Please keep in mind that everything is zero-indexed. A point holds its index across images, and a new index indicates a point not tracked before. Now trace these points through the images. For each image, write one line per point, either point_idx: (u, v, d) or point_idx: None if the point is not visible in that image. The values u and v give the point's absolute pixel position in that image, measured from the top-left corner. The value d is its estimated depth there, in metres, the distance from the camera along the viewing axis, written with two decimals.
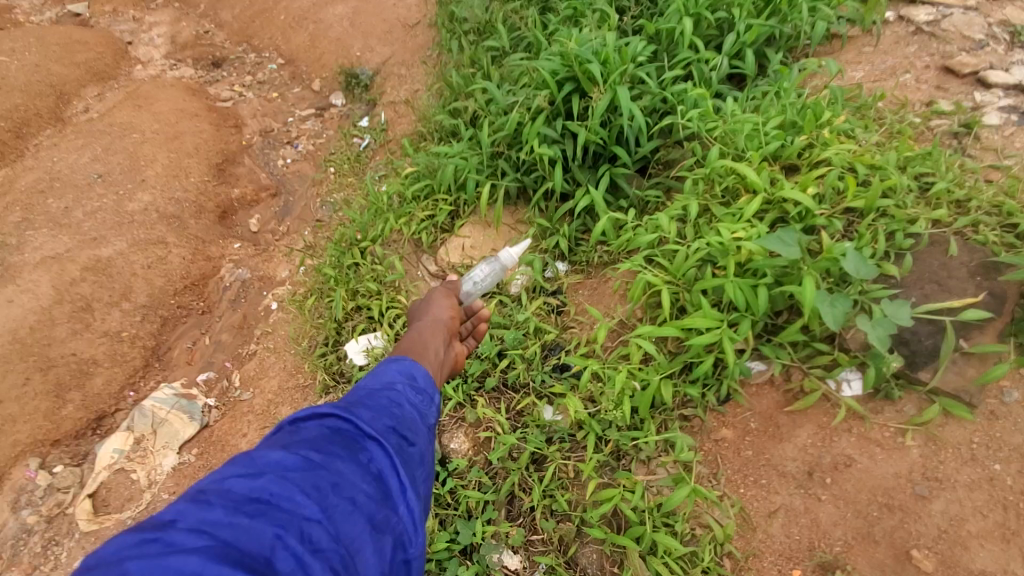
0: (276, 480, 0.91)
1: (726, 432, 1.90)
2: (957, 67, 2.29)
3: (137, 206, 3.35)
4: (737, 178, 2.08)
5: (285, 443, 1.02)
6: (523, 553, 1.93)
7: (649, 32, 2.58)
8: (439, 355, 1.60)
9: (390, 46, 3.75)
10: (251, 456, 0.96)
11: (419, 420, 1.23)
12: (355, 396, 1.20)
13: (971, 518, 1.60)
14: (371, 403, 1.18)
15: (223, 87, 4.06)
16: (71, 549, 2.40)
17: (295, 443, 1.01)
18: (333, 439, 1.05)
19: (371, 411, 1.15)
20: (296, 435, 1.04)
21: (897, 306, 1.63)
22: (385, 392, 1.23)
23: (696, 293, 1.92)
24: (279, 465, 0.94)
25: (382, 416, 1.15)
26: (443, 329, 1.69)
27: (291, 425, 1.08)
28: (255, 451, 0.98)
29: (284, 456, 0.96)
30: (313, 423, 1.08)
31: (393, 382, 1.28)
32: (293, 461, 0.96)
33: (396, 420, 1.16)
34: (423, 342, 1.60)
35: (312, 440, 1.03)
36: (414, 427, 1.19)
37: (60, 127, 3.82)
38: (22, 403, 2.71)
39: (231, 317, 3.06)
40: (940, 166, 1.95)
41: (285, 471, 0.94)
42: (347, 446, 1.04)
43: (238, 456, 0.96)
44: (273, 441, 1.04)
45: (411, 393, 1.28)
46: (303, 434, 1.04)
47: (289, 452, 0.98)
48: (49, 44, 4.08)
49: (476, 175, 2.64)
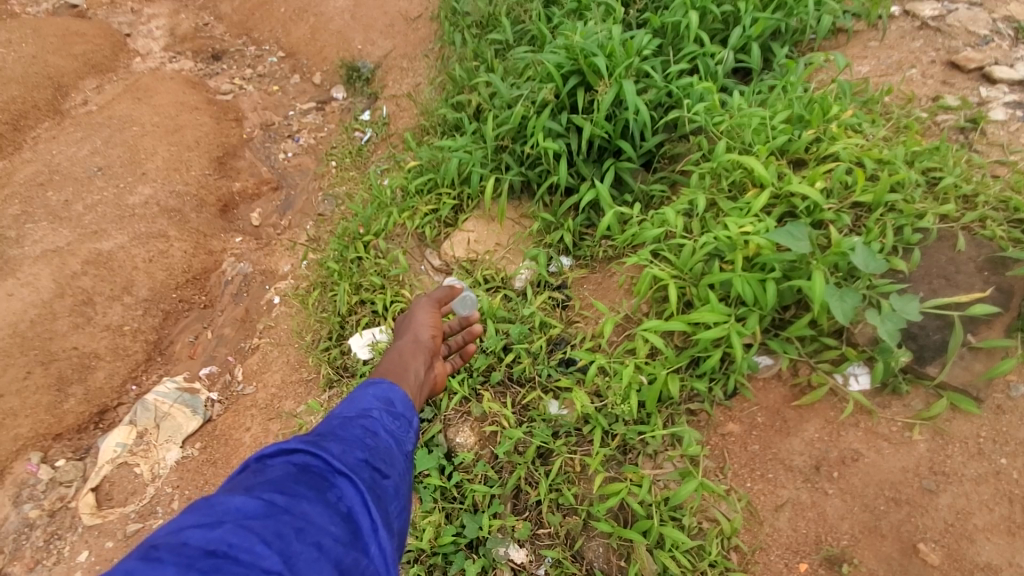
0: (235, 530, 0.86)
1: (733, 426, 1.90)
2: (963, 62, 2.29)
3: (137, 199, 3.32)
4: (744, 172, 2.08)
5: (247, 485, 0.97)
6: (529, 547, 1.94)
7: (654, 26, 2.57)
8: (418, 377, 1.60)
9: (392, 39, 3.73)
10: (210, 502, 0.90)
11: (395, 447, 1.22)
12: (327, 427, 1.17)
13: (977, 512, 1.60)
14: (343, 435, 1.15)
15: (223, 80, 4.03)
16: (73, 544, 2.40)
17: (259, 485, 0.97)
18: (300, 477, 1.00)
19: (342, 445, 1.12)
20: (260, 475, 0.99)
21: (906, 301, 1.63)
22: (360, 421, 1.22)
23: (703, 287, 1.92)
24: (239, 512, 0.89)
25: (353, 450, 1.12)
26: (424, 350, 1.70)
27: (256, 463, 1.04)
28: (215, 496, 0.92)
29: (244, 502, 0.91)
30: (280, 460, 1.03)
31: (369, 409, 1.27)
32: (255, 507, 0.91)
33: (369, 452, 1.14)
34: (403, 363, 1.61)
35: (277, 481, 0.98)
36: (387, 458, 1.17)
37: (58, 119, 3.79)
38: (23, 397, 2.70)
39: (234, 310, 3.06)
40: (947, 162, 1.95)
41: (245, 518, 0.88)
42: (316, 485, 1.00)
43: (197, 503, 0.91)
44: (236, 483, 1.00)
45: (387, 419, 1.28)
46: (268, 474, 0.99)
47: (251, 496, 0.93)
48: (46, 35, 4.04)
49: (480, 169, 2.63)
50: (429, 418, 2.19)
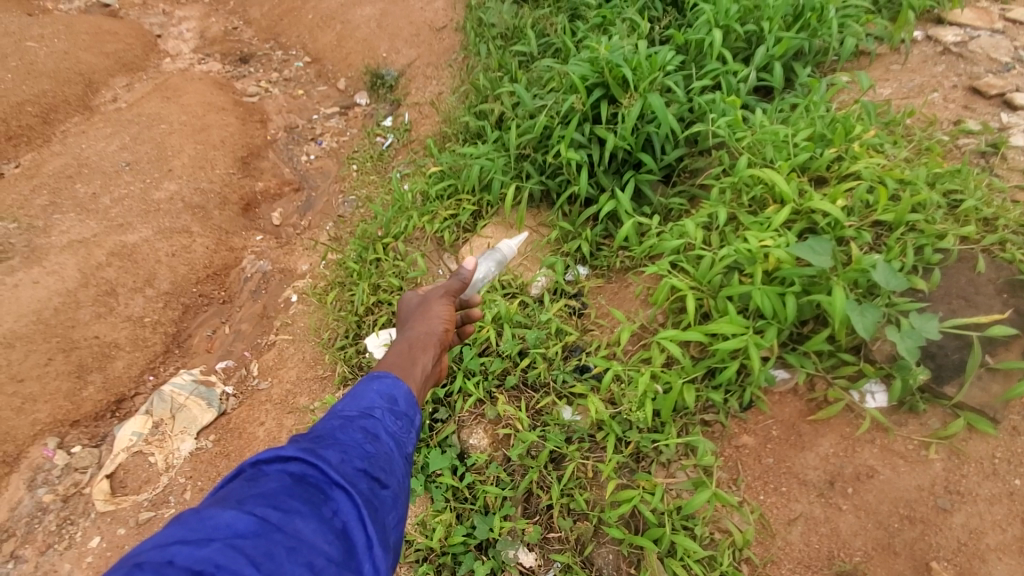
0: (223, 549, 0.81)
1: (747, 438, 1.91)
2: (984, 88, 2.30)
3: (163, 194, 3.39)
4: (766, 188, 2.10)
5: (239, 496, 0.91)
6: (539, 551, 1.94)
7: (678, 42, 2.62)
8: (425, 371, 1.55)
9: (416, 48, 3.80)
10: (200, 516, 0.85)
11: (395, 453, 1.15)
12: (326, 430, 1.11)
13: (990, 532, 1.60)
14: (342, 440, 1.09)
15: (250, 82, 4.12)
16: (86, 529, 2.43)
17: (251, 497, 0.91)
18: (296, 489, 0.95)
19: (341, 453, 1.05)
20: (253, 486, 0.94)
21: (925, 319, 1.66)
22: (361, 423, 1.15)
23: (722, 299, 1.95)
24: (229, 529, 0.84)
25: (352, 457, 1.06)
26: (435, 344, 1.62)
27: (251, 469, 0.98)
28: (206, 509, 0.88)
29: (235, 518, 0.86)
30: (275, 468, 0.98)
31: (370, 409, 1.21)
32: (246, 524, 0.86)
33: (368, 461, 1.07)
34: (410, 357, 1.55)
35: (271, 493, 0.92)
36: (386, 465, 1.10)
37: (88, 115, 3.88)
38: (43, 383, 2.74)
39: (252, 307, 3.11)
40: (968, 185, 1.96)
41: (235, 536, 0.83)
42: (311, 498, 0.94)
43: (187, 515, 0.86)
44: (229, 491, 0.95)
45: (388, 420, 1.21)
46: (262, 485, 0.94)
47: (243, 511, 0.87)
48: (80, 32, 4.16)
49: (501, 176, 2.67)
50: (443, 419, 2.21)
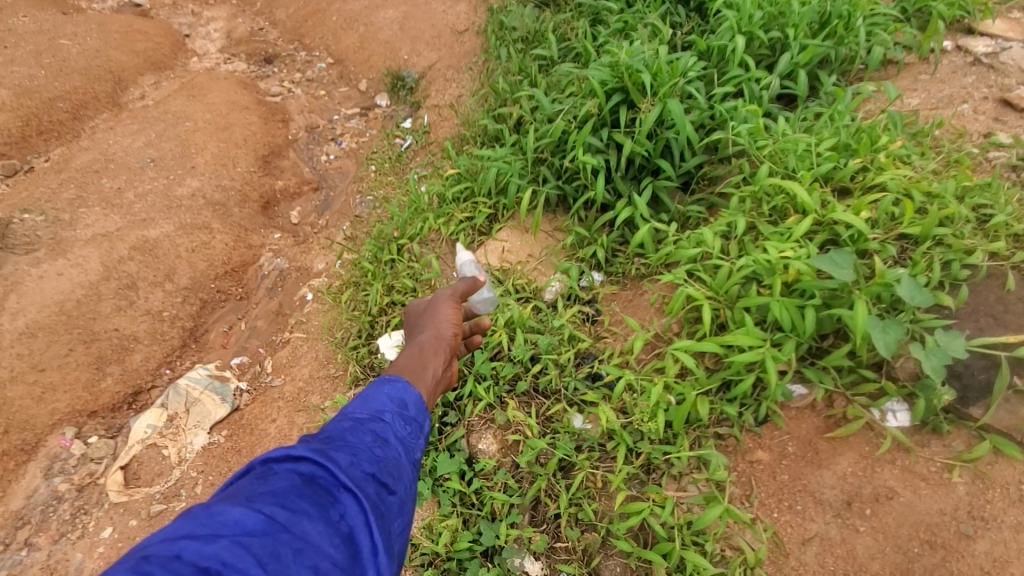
0: (230, 547, 0.81)
1: (762, 454, 1.86)
2: (1016, 100, 2.23)
3: (185, 191, 3.44)
4: (787, 198, 2.06)
5: (249, 493, 0.91)
6: (545, 560, 1.92)
7: (700, 48, 2.59)
8: (435, 376, 1.53)
9: (437, 51, 3.82)
10: (209, 512, 0.85)
11: (404, 458, 1.14)
12: (335, 433, 1.10)
13: (1015, 561, 1.54)
14: (351, 442, 1.08)
15: (273, 82, 4.17)
16: (98, 520, 2.45)
17: (260, 495, 0.90)
18: (305, 489, 0.94)
19: (349, 456, 1.04)
20: (263, 484, 0.93)
21: (951, 337, 1.60)
22: (371, 426, 1.14)
23: (739, 310, 1.91)
24: (237, 527, 0.83)
25: (361, 461, 1.05)
26: (445, 349, 1.62)
27: (261, 467, 0.98)
28: (216, 505, 0.87)
29: (244, 515, 0.85)
30: (286, 467, 0.97)
31: (381, 413, 1.20)
32: (255, 522, 0.85)
33: (377, 465, 1.06)
34: (421, 361, 1.53)
35: (280, 492, 0.92)
36: (395, 471, 1.09)
37: (116, 112, 3.96)
38: (64, 373, 2.79)
39: (268, 304, 3.14)
40: (999, 200, 1.89)
41: (243, 534, 0.83)
42: (319, 501, 0.93)
43: (197, 510, 0.86)
44: (238, 488, 0.94)
45: (398, 425, 1.20)
46: (272, 483, 0.93)
47: (251, 509, 0.87)
48: (111, 31, 4.25)
49: (518, 180, 2.65)
50: (452, 422, 2.20)
